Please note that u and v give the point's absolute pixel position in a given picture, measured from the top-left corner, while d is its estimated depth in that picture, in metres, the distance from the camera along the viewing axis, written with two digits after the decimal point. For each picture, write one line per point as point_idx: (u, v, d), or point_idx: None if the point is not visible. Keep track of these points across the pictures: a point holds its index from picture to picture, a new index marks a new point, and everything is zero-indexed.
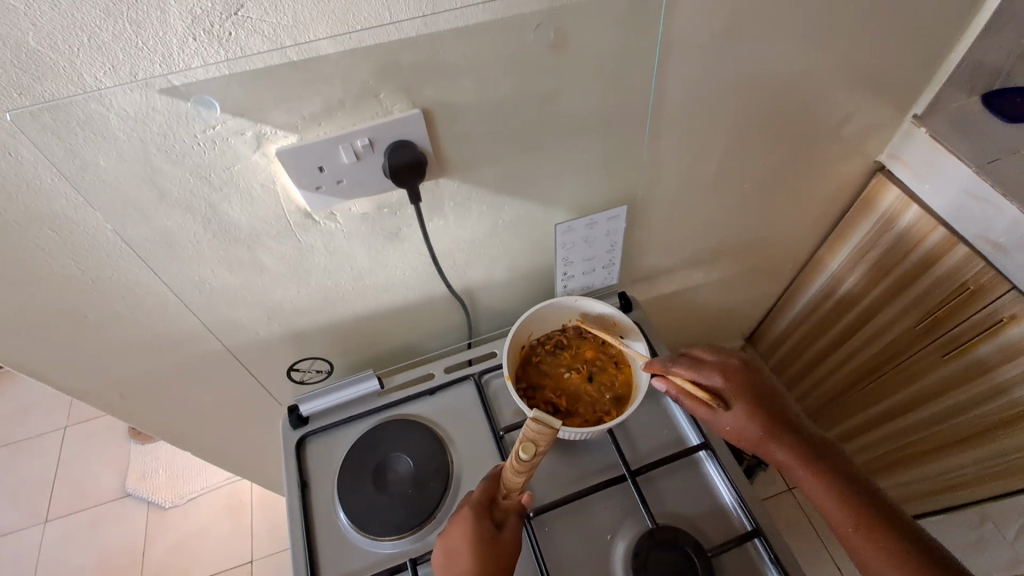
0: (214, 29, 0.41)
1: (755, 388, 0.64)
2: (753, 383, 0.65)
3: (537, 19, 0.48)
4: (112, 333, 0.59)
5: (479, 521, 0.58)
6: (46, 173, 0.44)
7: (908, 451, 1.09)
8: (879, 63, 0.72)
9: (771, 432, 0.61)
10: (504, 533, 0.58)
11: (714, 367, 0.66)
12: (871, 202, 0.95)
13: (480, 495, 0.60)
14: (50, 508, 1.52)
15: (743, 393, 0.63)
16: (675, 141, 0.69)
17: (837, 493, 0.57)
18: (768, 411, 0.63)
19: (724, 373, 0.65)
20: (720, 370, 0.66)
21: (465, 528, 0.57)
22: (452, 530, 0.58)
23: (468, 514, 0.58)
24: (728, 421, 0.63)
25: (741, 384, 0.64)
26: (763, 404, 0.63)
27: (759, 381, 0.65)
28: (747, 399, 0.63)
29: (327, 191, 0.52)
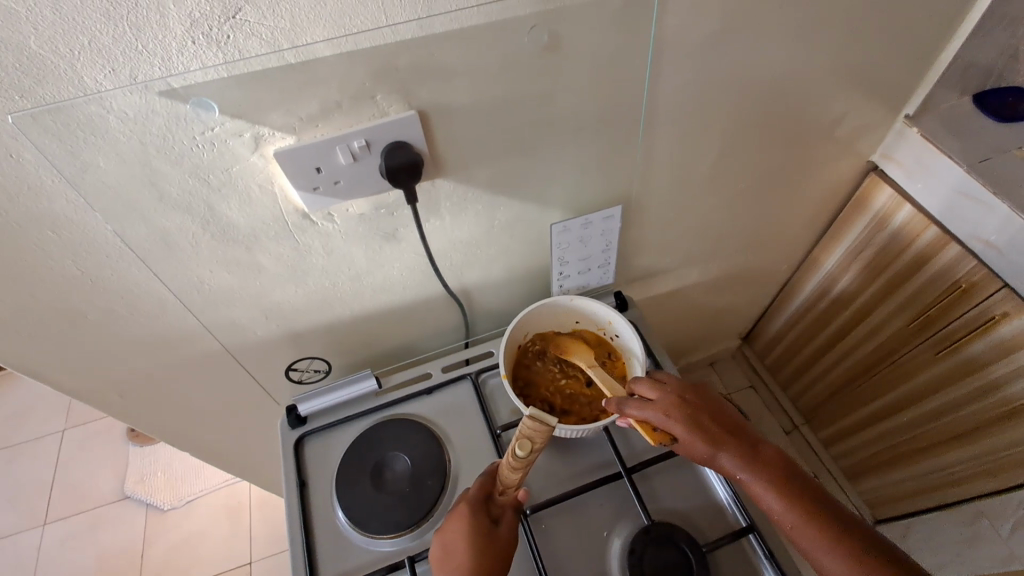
0: (213, 32, 0.41)
1: (691, 409, 0.62)
2: (695, 402, 0.63)
3: (531, 22, 0.49)
4: (111, 333, 0.59)
5: (477, 517, 0.58)
6: (47, 175, 0.44)
7: (903, 449, 1.10)
8: (870, 64, 0.73)
9: (718, 451, 0.60)
10: (501, 528, 0.59)
11: (657, 394, 0.63)
12: (865, 202, 0.96)
13: (477, 492, 0.60)
14: (48, 511, 1.52)
15: (684, 418, 0.61)
16: (669, 141, 0.70)
17: (792, 503, 0.56)
18: (711, 432, 0.61)
19: (662, 398, 0.62)
20: (662, 398, 0.62)
21: (463, 524, 0.58)
22: (450, 526, 0.59)
23: (465, 510, 0.59)
24: (680, 447, 0.61)
25: (677, 408, 0.61)
26: (704, 427, 0.61)
27: (693, 398, 0.63)
28: (688, 426, 0.60)
29: (325, 192, 0.53)
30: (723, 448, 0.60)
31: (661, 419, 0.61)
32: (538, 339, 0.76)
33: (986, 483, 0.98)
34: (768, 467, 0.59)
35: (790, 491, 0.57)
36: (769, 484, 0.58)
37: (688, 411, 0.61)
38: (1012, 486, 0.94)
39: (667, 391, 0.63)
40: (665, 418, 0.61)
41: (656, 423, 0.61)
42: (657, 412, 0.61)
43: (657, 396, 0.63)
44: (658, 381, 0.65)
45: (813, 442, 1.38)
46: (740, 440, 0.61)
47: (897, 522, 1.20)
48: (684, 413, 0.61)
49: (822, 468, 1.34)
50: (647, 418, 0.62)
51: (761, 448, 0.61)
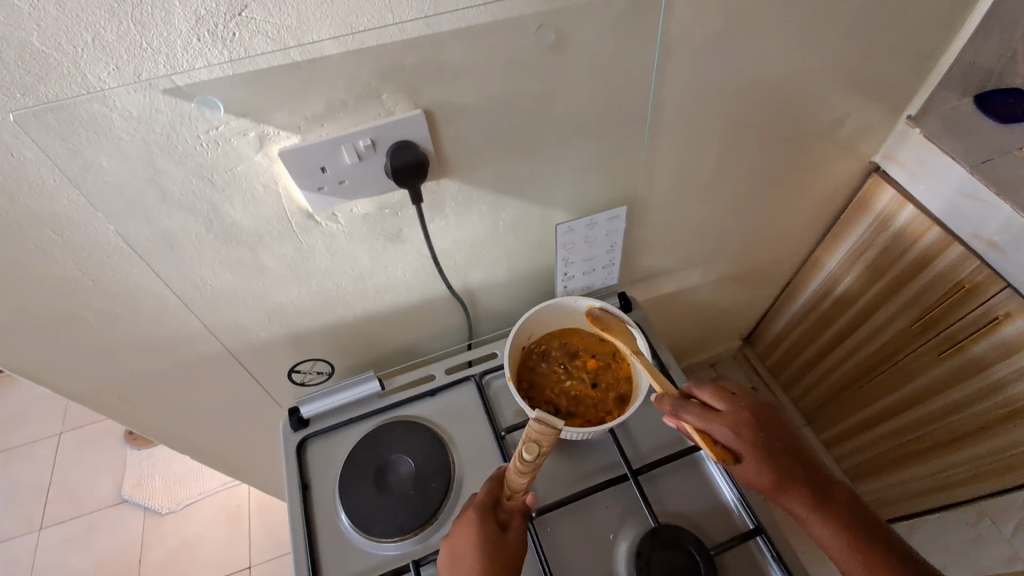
0: (218, 29, 0.40)
1: (759, 428, 0.61)
2: (760, 421, 0.62)
3: (537, 21, 0.49)
4: (112, 335, 0.58)
5: (484, 521, 0.58)
6: (48, 174, 0.43)
7: (905, 450, 1.10)
8: (874, 64, 0.73)
9: (781, 477, 0.59)
10: (509, 533, 0.58)
11: (724, 409, 0.61)
12: (867, 202, 0.96)
13: (484, 496, 0.60)
14: (44, 515, 1.50)
15: (749, 439, 0.60)
16: (674, 141, 0.69)
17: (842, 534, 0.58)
18: (774, 455, 0.60)
19: (730, 415, 0.61)
20: (729, 414, 0.61)
21: (471, 529, 0.57)
22: (457, 531, 0.58)
23: (472, 514, 0.58)
24: (740, 466, 0.60)
25: (745, 427, 0.60)
26: (768, 448, 0.60)
27: (758, 416, 0.62)
28: (753, 447, 0.59)
29: (330, 192, 0.52)
30: (784, 473, 0.59)
31: (727, 437, 0.59)
32: (542, 340, 0.75)
33: (989, 484, 0.98)
34: (821, 493, 0.60)
35: (844, 523, 0.58)
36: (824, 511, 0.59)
37: (755, 431, 0.60)
38: (1015, 486, 0.93)
39: (735, 406, 0.62)
40: (732, 435, 0.59)
41: (720, 440, 0.60)
42: (725, 429, 0.60)
43: (725, 412, 0.61)
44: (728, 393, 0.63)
45: (815, 443, 1.37)
46: (801, 465, 0.61)
47: (899, 523, 1.20)
48: (751, 432, 0.60)
49: (824, 469, 1.34)
50: (714, 434, 0.60)
51: (820, 474, 0.61)
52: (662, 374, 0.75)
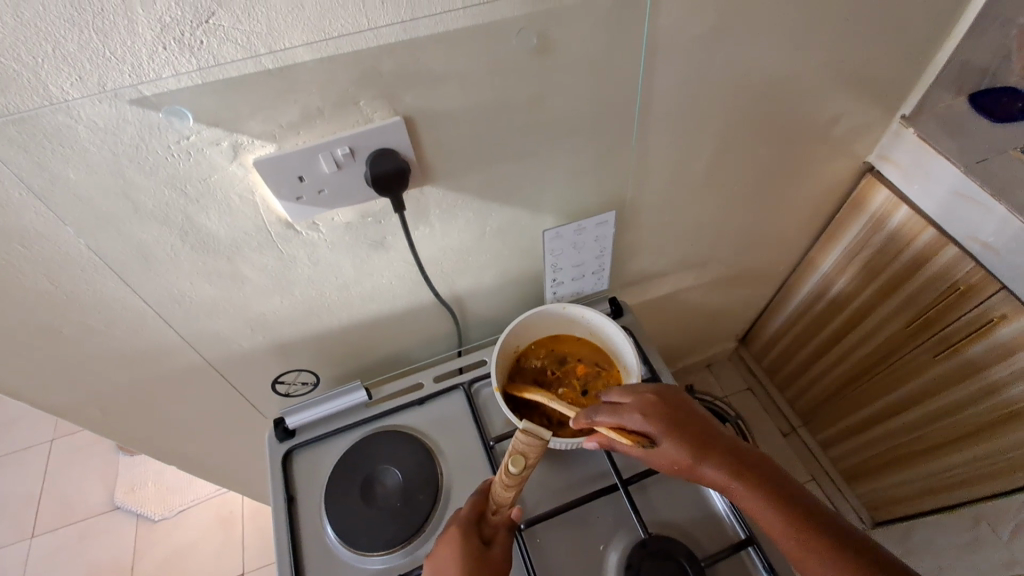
0: (184, 37, 0.39)
1: (664, 412, 0.60)
2: (668, 408, 0.61)
3: (519, 25, 0.47)
4: (88, 349, 0.57)
5: (469, 537, 0.57)
6: (13, 187, 0.42)
7: (900, 452, 1.09)
8: (867, 63, 0.72)
9: (699, 457, 0.58)
10: (494, 549, 0.57)
11: (627, 398, 0.62)
12: (861, 203, 0.95)
13: (468, 512, 0.59)
14: (35, 524, 1.49)
15: (656, 423, 0.59)
16: (663, 144, 0.68)
17: (781, 515, 0.55)
18: (691, 435, 0.59)
19: (635, 403, 0.61)
20: (634, 401, 0.61)
21: (456, 544, 0.56)
22: (441, 549, 0.57)
23: (457, 530, 0.57)
24: (659, 453, 0.60)
25: (649, 411, 0.60)
26: (679, 431, 0.59)
27: (668, 403, 0.62)
28: (662, 430, 0.59)
29: (309, 202, 0.51)
30: (703, 456, 0.58)
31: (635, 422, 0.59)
32: (524, 355, 0.73)
33: (985, 486, 0.97)
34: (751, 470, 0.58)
35: (779, 500, 0.55)
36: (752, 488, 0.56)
37: (661, 415, 0.60)
38: (1012, 488, 0.93)
39: (643, 396, 0.62)
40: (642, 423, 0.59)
41: (630, 427, 0.59)
42: (631, 413, 0.60)
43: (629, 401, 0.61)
44: (632, 387, 0.63)
45: (812, 445, 1.37)
46: (723, 446, 0.59)
47: (896, 524, 1.19)
48: (658, 416, 0.60)
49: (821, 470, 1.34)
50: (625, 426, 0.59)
51: (745, 454, 0.59)
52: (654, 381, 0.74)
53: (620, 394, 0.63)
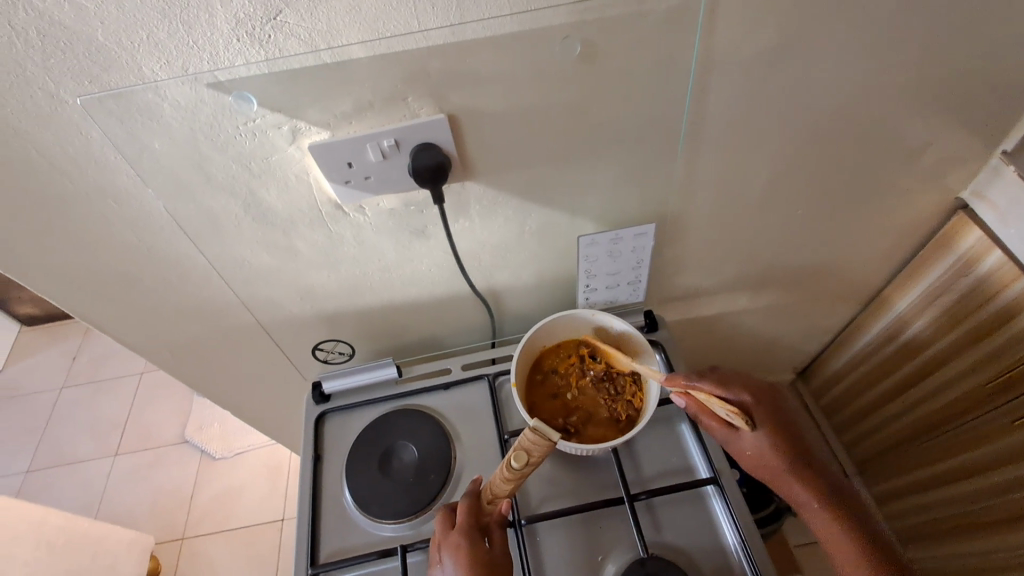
0: (255, 31, 0.44)
1: (772, 410, 0.65)
2: (778, 407, 0.66)
3: (565, 32, 0.48)
4: (161, 298, 0.65)
5: (475, 543, 0.57)
6: (110, 152, 0.49)
7: (964, 519, 0.99)
8: (962, 90, 0.66)
9: (787, 454, 0.62)
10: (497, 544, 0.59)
11: (738, 384, 0.67)
12: (949, 243, 0.86)
13: (467, 518, 0.59)
14: (119, 444, 1.69)
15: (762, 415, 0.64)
16: (715, 160, 0.66)
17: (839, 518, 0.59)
18: (793, 438, 0.63)
19: (749, 394, 0.66)
20: (746, 388, 0.66)
21: (465, 556, 0.56)
22: (448, 563, 0.57)
23: (463, 540, 0.57)
24: (745, 434, 0.64)
25: (757, 403, 0.65)
26: (783, 429, 0.64)
27: (771, 400, 0.66)
28: (771, 426, 0.63)
29: (356, 186, 0.55)
30: (797, 460, 0.62)
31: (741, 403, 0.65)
32: (552, 352, 0.74)
33: None
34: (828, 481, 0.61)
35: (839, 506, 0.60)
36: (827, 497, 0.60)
37: (772, 411, 0.65)
38: None
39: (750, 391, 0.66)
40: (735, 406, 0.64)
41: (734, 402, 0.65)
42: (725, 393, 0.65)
43: (739, 386, 0.67)
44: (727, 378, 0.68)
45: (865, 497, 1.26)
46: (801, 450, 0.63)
47: None
48: (761, 410, 0.64)
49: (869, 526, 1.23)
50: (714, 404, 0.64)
51: (819, 463, 0.63)
52: None
53: (732, 377, 0.68)
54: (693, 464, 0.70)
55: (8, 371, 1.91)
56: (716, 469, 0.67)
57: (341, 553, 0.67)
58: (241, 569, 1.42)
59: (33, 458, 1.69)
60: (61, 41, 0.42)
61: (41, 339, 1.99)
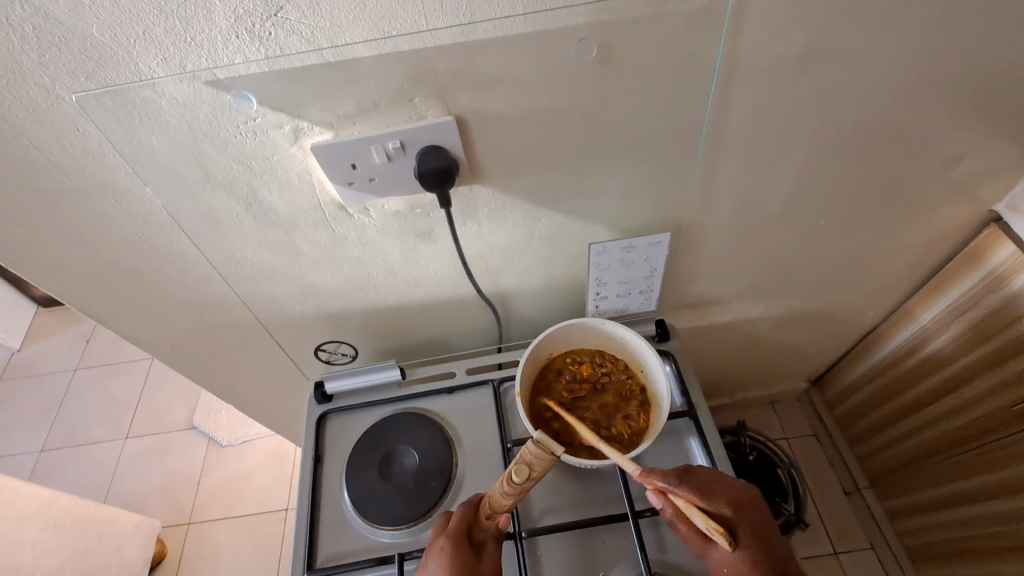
0: (255, 28, 0.42)
1: (749, 529, 0.56)
2: (759, 521, 0.57)
3: (581, 33, 0.46)
4: (163, 295, 0.64)
5: (461, 550, 0.57)
6: (108, 149, 0.47)
7: (981, 543, 0.96)
8: (1005, 99, 0.62)
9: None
10: (487, 557, 0.58)
11: (719, 490, 0.58)
12: (979, 256, 0.82)
13: (458, 524, 0.58)
14: (130, 428, 1.71)
15: (737, 530, 0.56)
16: (736, 168, 0.63)
17: None
18: (772, 562, 0.55)
19: (731, 504, 0.57)
20: (729, 498, 0.57)
21: (449, 560, 0.56)
22: (431, 563, 0.56)
23: (450, 544, 0.57)
24: (716, 549, 0.56)
25: (735, 518, 0.56)
26: (759, 551, 0.55)
27: (753, 514, 0.57)
28: (745, 550, 0.55)
29: (359, 188, 0.53)
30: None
31: (721, 518, 0.56)
32: (581, 355, 0.72)
33: None
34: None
35: None
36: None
37: (749, 529, 0.56)
38: None
39: (738, 501, 0.58)
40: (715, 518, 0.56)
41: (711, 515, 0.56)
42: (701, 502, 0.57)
43: (722, 497, 0.57)
44: (715, 480, 0.59)
45: (874, 511, 1.22)
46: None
47: None
48: (736, 526, 0.56)
49: (880, 539, 1.21)
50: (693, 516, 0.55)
51: None
52: (688, 416, 0.70)
53: (716, 481, 0.59)
54: None
55: (25, 352, 1.94)
56: None
57: (339, 557, 0.66)
58: (245, 556, 1.44)
59: (48, 439, 1.72)
60: (56, 37, 0.40)
61: (57, 321, 2.02)
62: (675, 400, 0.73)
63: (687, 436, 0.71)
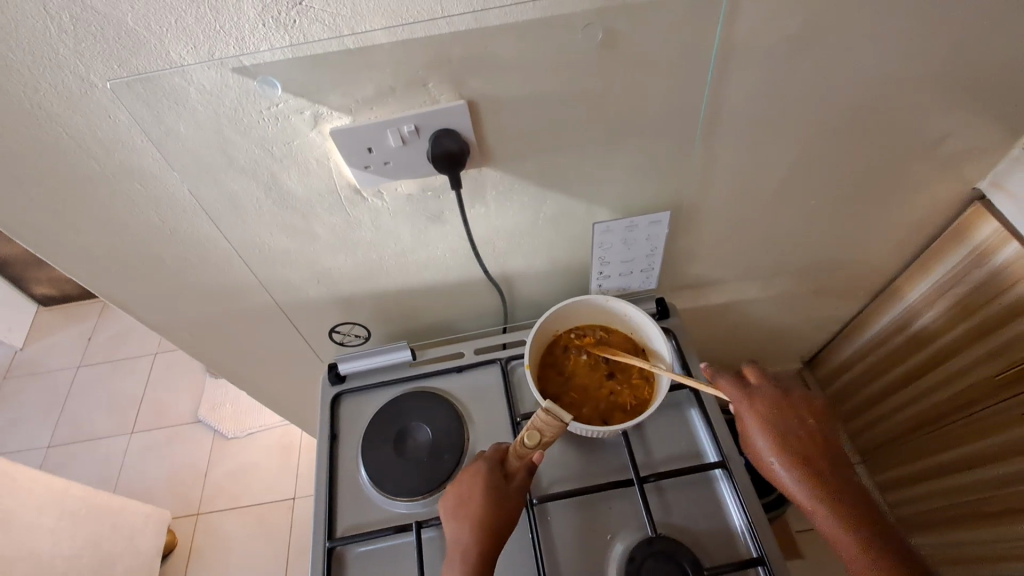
0: (280, 16, 0.44)
1: (782, 429, 0.65)
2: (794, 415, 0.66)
3: (586, 19, 0.48)
4: (183, 279, 0.66)
5: (489, 472, 0.62)
6: (137, 135, 0.49)
7: (969, 509, 1.00)
8: (985, 80, 0.65)
9: (792, 468, 0.63)
10: (513, 485, 0.62)
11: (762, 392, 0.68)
12: (963, 234, 0.85)
13: (493, 453, 0.65)
14: (135, 422, 1.73)
15: (769, 426, 0.65)
16: (732, 149, 0.66)
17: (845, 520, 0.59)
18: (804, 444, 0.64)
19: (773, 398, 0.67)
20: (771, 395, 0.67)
21: (479, 476, 0.62)
22: (465, 479, 0.63)
23: (480, 466, 0.63)
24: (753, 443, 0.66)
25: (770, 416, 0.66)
26: (789, 448, 0.64)
27: (792, 419, 0.66)
28: (779, 442, 0.64)
29: (375, 171, 0.56)
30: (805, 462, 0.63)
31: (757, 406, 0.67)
32: (585, 329, 0.76)
33: None
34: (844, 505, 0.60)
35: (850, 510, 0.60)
36: (838, 519, 0.59)
37: (783, 429, 0.65)
38: None
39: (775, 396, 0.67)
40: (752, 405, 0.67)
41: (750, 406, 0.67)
42: (741, 403, 0.67)
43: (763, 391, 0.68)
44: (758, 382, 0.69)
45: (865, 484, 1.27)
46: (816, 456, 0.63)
47: None
48: (769, 422, 0.65)
49: None
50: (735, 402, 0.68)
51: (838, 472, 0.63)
52: (688, 387, 0.74)
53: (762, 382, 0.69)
54: (701, 449, 0.71)
55: (28, 349, 1.95)
56: (725, 454, 0.68)
57: (357, 528, 0.69)
58: (254, 545, 1.46)
59: (53, 435, 1.73)
60: (92, 25, 0.42)
61: (58, 318, 2.02)
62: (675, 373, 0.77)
63: (687, 407, 0.74)
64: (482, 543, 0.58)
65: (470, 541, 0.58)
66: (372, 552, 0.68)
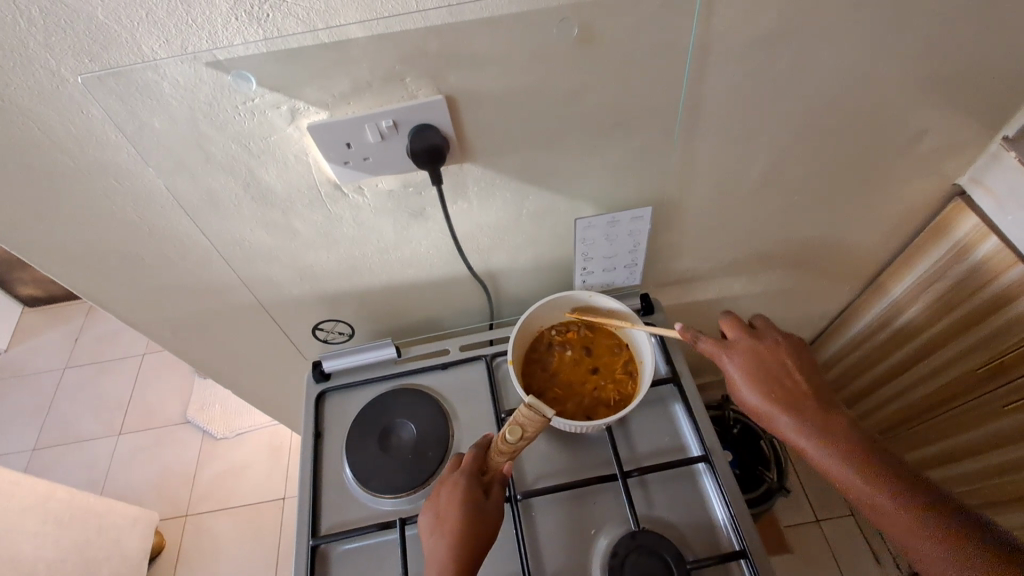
0: (254, 11, 0.44)
1: (797, 396, 0.64)
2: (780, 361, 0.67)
3: (562, 14, 0.48)
4: (162, 277, 0.66)
5: (466, 484, 0.62)
6: (111, 130, 0.49)
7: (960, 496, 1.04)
8: (962, 75, 0.65)
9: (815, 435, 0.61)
10: (489, 499, 0.61)
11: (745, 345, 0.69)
12: (945, 229, 0.85)
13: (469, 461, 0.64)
14: (123, 424, 1.72)
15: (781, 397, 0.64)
16: (713, 144, 0.66)
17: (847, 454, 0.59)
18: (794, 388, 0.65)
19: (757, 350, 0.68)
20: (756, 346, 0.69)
21: (454, 491, 0.61)
22: (441, 493, 0.62)
23: (457, 477, 0.62)
24: (768, 414, 0.64)
25: (780, 386, 0.65)
26: (805, 412, 0.63)
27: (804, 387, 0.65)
28: (795, 410, 0.63)
29: (354, 167, 0.56)
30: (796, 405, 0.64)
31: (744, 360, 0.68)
32: (568, 325, 0.75)
33: None
34: (874, 464, 0.58)
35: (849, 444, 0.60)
36: (873, 479, 0.57)
37: (797, 398, 0.64)
38: None
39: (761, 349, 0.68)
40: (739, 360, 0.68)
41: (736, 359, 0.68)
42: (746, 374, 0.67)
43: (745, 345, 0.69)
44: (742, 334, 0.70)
45: None
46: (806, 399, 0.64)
47: None
48: (780, 391, 0.65)
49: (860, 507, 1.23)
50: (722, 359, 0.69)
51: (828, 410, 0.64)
52: (673, 382, 0.74)
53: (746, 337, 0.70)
54: (684, 442, 0.72)
55: (13, 351, 1.93)
56: (708, 448, 0.69)
57: (341, 526, 0.69)
58: (243, 546, 1.45)
59: (39, 437, 1.71)
60: (61, 19, 0.42)
61: (44, 320, 2.00)
62: (660, 368, 0.77)
63: (671, 401, 0.75)
64: (461, 559, 0.57)
65: (448, 556, 0.58)
66: (356, 549, 0.68)
